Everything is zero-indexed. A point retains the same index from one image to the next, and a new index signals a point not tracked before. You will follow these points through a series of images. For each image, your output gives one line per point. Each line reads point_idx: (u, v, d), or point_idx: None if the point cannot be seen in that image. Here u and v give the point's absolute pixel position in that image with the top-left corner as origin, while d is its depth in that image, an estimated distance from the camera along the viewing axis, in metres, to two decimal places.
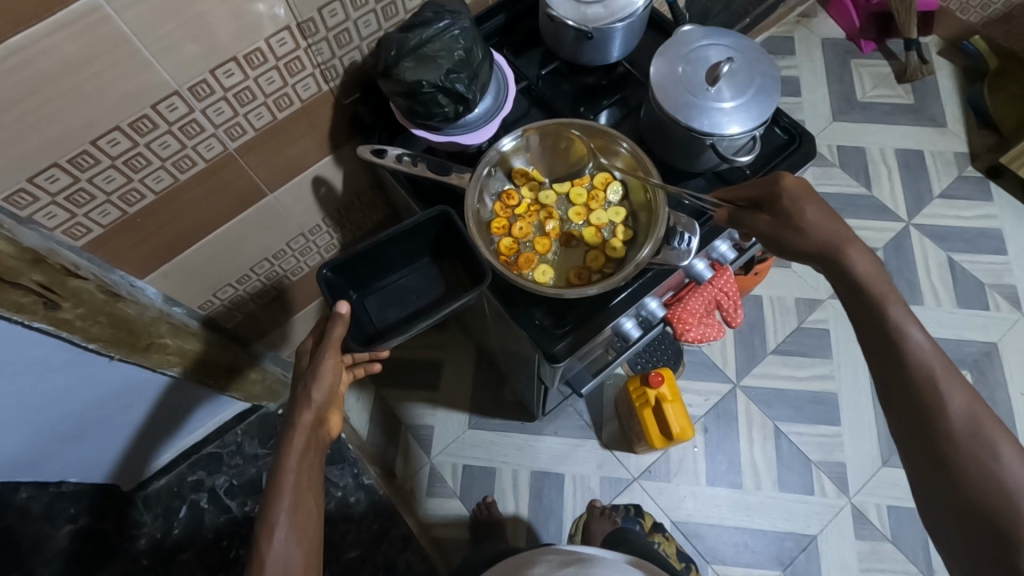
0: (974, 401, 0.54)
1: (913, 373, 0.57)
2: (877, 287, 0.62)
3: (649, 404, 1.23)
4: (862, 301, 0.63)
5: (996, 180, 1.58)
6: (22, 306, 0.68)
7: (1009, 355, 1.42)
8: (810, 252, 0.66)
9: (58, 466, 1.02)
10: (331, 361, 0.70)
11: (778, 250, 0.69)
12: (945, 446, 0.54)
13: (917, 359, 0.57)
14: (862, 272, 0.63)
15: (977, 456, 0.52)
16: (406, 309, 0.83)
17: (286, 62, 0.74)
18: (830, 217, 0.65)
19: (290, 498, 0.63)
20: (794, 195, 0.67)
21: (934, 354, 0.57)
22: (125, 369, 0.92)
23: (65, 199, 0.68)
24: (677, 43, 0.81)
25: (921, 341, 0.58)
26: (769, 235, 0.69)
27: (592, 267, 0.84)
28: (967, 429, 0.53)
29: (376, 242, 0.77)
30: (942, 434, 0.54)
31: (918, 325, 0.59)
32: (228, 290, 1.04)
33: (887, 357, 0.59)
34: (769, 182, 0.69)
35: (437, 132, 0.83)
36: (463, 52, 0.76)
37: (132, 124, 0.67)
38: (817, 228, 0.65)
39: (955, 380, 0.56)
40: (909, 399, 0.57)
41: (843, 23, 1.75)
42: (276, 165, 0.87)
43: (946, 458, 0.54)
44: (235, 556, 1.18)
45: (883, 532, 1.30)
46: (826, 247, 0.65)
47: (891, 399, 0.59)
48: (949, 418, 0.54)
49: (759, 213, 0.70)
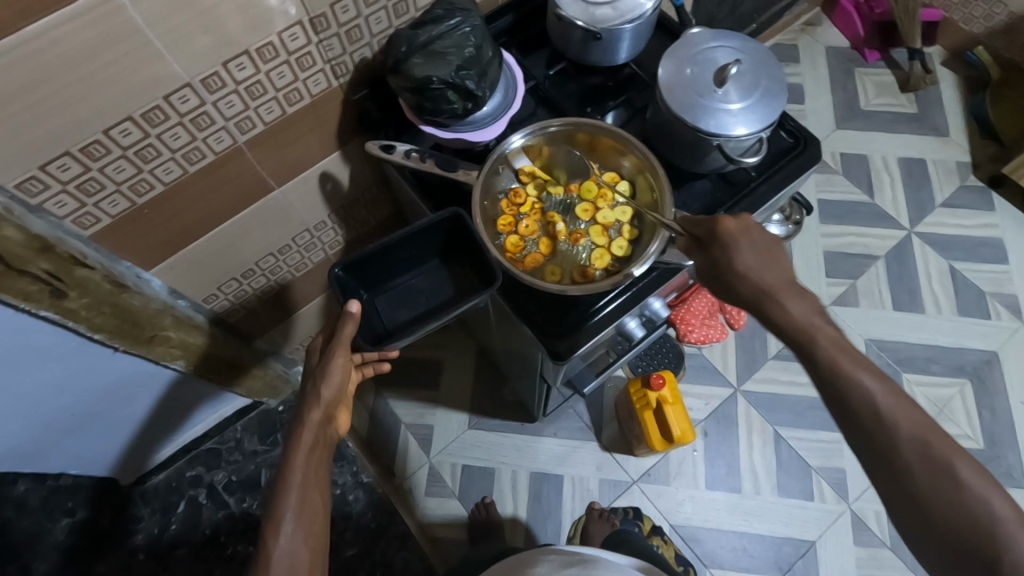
0: (924, 429, 0.55)
1: (859, 409, 0.58)
2: (805, 328, 0.63)
3: (649, 407, 1.24)
4: (796, 346, 0.64)
5: (998, 190, 1.58)
6: (29, 295, 0.70)
7: (1008, 364, 1.43)
8: (752, 298, 0.67)
9: (59, 457, 1.03)
10: (342, 360, 0.70)
11: (722, 291, 0.71)
12: (909, 479, 0.54)
13: (859, 396, 0.58)
14: (791, 318, 0.64)
15: (938, 483, 0.53)
16: (416, 309, 0.84)
17: (297, 56, 0.74)
18: (766, 261, 0.67)
19: (298, 493, 0.63)
20: (729, 238, 0.68)
21: (874, 387, 0.58)
22: (128, 362, 0.93)
23: (76, 188, 0.68)
24: (685, 44, 0.82)
25: (860, 375, 0.59)
26: (713, 276, 0.70)
27: (597, 265, 0.83)
28: (921, 458, 0.54)
29: (388, 242, 0.78)
30: (903, 469, 0.55)
31: (852, 359, 0.60)
32: (234, 285, 1.03)
33: (833, 398, 0.60)
34: (709, 223, 0.70)
35: (445, 128, 0.83)
36: (474, 49, 0.77)
37: (145, 114, 0.67)
38: (750, 276, 0.67)
39: (900, 408, 0.56)
40: (864, 435, 0.58)
41: (848, 32, 1.76)
42: (284, 160, 0.87)
43: (914, 492, 0.54)
44: (233, 554, 1.19)
45: (882, 539, 1.30)
46: (759, 296, 0.66)
47: (850, 438, 0.60)
48: (904, 450, 0.55)
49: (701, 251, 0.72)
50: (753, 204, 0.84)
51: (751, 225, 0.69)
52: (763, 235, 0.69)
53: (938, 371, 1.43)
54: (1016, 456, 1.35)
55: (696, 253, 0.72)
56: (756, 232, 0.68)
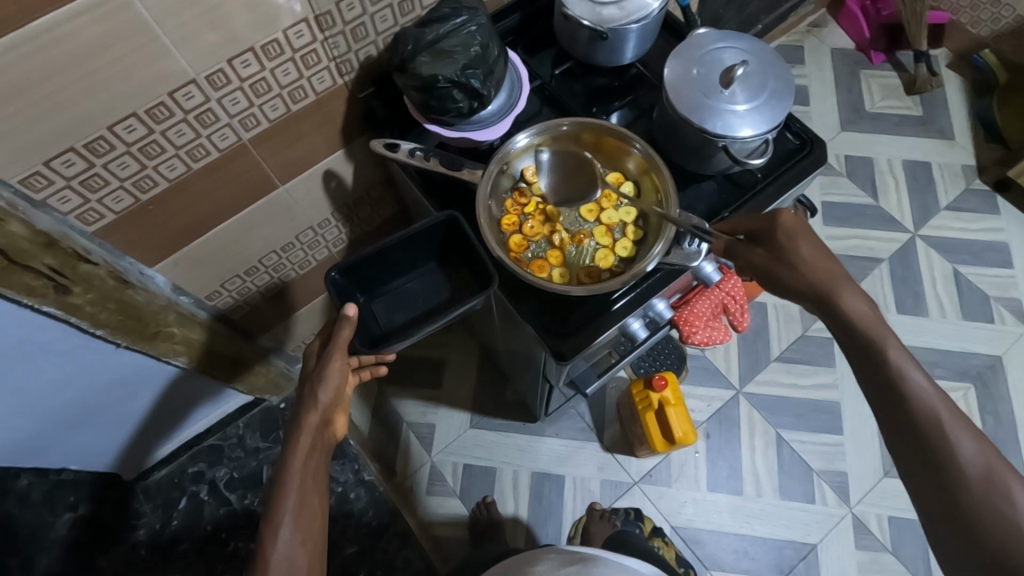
0: (986, 451, 0.53)
1: (921, 418, 0.56)
2: (869, 328, 0.62)
3: (652, 407, 1.23)
4: (858, 344, 0.62)
5: (1003, 194, 1.58)
6: (33, 290, 0.71)
7: (1013, 369, 1.42)
8: (809, 288, 0.65)
9: (61, 452, 1.03)
10: (338, 363, 0.70)
11: (772, 286, 0.69)
12: (962, 495, 0.52)
13: (923, 406, 0.56)
14: (859, 314, 0.63)
15: (993, 503, 0.51)
16: (413, 311, 0.84)
17: (302, 54, 0.74)
18: (825, 255, 0.66)
19: (295, 499, 0.63)
20: (793, 230, 0.67)
21: (938, 400, 0.56)
22: (130, 358, 0.93)
23: (80, 184, 0.68)
24: (692, 45, 0.81)
25: (923, 384, 0.57)
26: (767, 270, 0.69)
27: (601, 265, 0.83)
28: (980, 476, 0.52)
29: (385, 246, 0.78)
30: (956, 484, 0.53)
31: (918, 367, 0.58)
32: (237, 282, 1.02)
33: (890, 402, 0.58)
34: (768, 218, 0.70)
35: (451, 127, 0.83)
36: (480, 48, 0.77)
37: (149, 111, 0.67)
38: (813, 266, 0.65)
39: (963, 424, 0.55)
40: (920, 445, 0.55)
41: (854, 34, 1.75)
42: (289, 158, 0.87)
43: (962, 507, 0.52)
44: (233, 551, 1.19)
45: (884, 542, 1.29)
46: (819, 289, 0.65)
47: (899, 447, 0.58)
48: (963, 465, 0.53)
49: (755, 246, 0.70)
50: (759, 206, 0.83)
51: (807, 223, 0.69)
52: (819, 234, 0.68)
53: (942, 375, 1.43)
54: (1019, 461, 1.35)
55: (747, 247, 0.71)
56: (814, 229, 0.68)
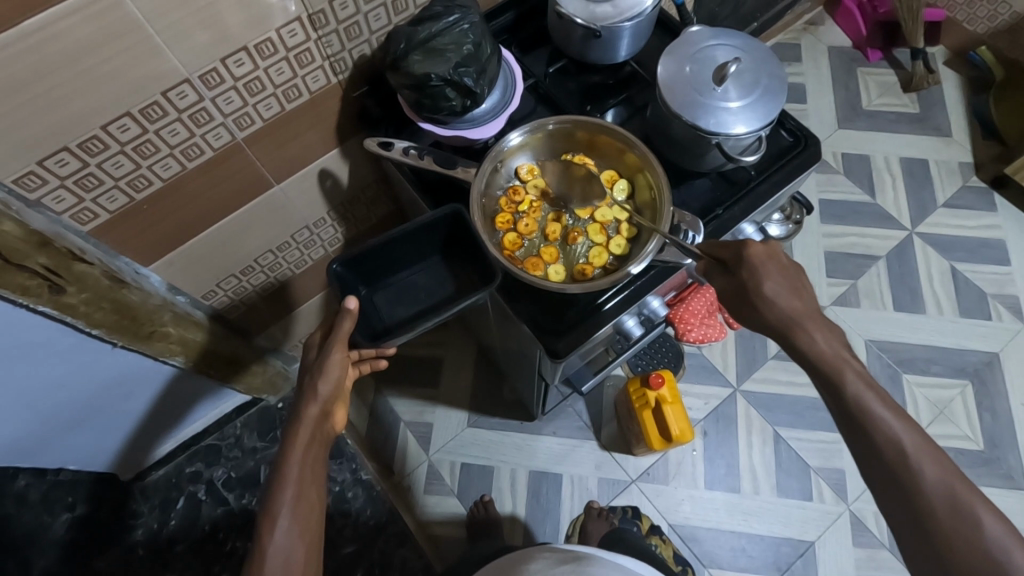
0: (950, 474, 0.55)
1: (884, 448, 0.57)
2: (831, 364, 0.63)
3: (648, 406, 1.24)
4: (822, 379, 0.63)
5: (1000, 191, 1.58)
6: (27, 289, 0.70)
7: (1009, 365, 1.42)
8: (776, 323, 0.67)
9: (57, 453, 1.03)
10: (339, 356, 0.69)
11: (746, 320, 0.70)
12: (930, 524, 0.54)
13: (885, 437, 0.58)
14: (817, 351, 0.64)
15: (954, 528, 0.53)
16: (414, 305, 0.84)
17: (295, 53, 0.74)
18: (791, 288, 0.68)
19: (294, 490, 0.63)
20: (758, 263, 0.68)
21: (900, 427, 0.58)
22: (126, 358, 0.93)
23: (74, 183, 0.68)
24: (685, 43, 0.81)
25: (886, 416, 0.59)
26: (736, 304, 0.70)
27: (595, 263, 0.83)
28: (947, 505, 0.54)
29: (389, 238, 0.78)
30: (924, 514, 0.54)
31: (879, 397, 0.60)
32: (233, 281, 1.02)
33: (857, 435, 0.60)
34: (737, 246, 0.70)
35: (445, 126, 0.83)
36: (473, 46, 0.76)
37: (143, 110, 0.67)
38: (773, 302, 0.67)
39: (923, 449, 0.56)
40: (887, 476, 0.57)
41: (851, 31, 1.75)
42: (284, 157, 0.87)
43: (932, 536, 0.53)
44: (231, 550, 1.19)
45: (881, 540, 1.30)
46: (782, 325, 0.67)
47: (870, 477, 0.59)
48: (923, 491, 0.55)
49: (726, 274, 0.71)
50: (752, 205, 0.83)
51: (778, 251, 0.70)
52: (789, 264, 0.69)
53: (938, 372, 1.43)
54: (1017, 458, 1.35)
55: (719, 275, 0.72)
56: (783, 259, 0.69)
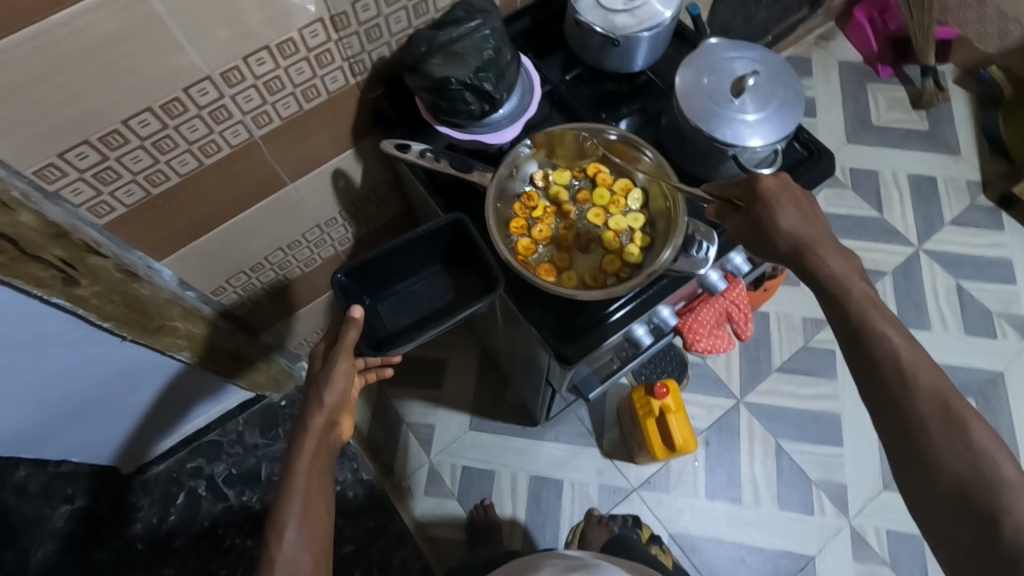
0: (944, 385, 0.56)
1: (881, 364, 0.58)
2: (840, 283, 0.64)
3: (652, 414, 1.23)
4: (829, 300, 0.64)
5: (1007, 210, 1.58)
6: (40, 280, 0.71)
7: (1013, 384, 1.42)
8: (787, 256, 0.67)
9: (60, 444, 1.03)
10: (345, 365, 0.71)
11: (760, 253, 0.69)
12: (919, 431, 0.55)
13: (884, 351, 0.59)
14: (828, 272, 0.64)
15: (946, 440, 0.54)
16: (417, 313, 0.86)
17: (316, 53, 0.75)
18: (805, 216, 0.67)
19: (300, 503, 0.62)
20: (773, 198, 0.67)
21: (901, 345, 0.58)
22: (134, 352, 0.93)
23: (93, 176, 0.69)
24: (703, 53, 0.82)
25: (888, 331, 0.60)
26: (750, 240, 0.69)
27: (608, 270, 0.83)
28: (938, 413, 0.55)
29: (391, 248, 0.80)
30: (915, 421, 0.55)
31: (882, 314, 0.61)
32: (242, 278, 1.02)
33: (858, 351, 0.61)
34: (750, 182, 0.69)
35: (461, 129, 0.83)
36: (493, 51, 0.77)
37: (164, 106, 0.67)
38: (789, 232, 0.66)
39: (923, 366, 0.57)
40: (880, 387, 0.58)
41: (862, 47, 1.76)
42: (300, 154, 0.87)
43: (921, 443, 0.55)
44: (230, 547, 1.19)
45: (881, 555, 1.29)
46: (796, 250, 0.66)
47: (867, 392, 0.60)
48: (922, 404, 0.56)
49: (741, 215, 0.70)
50: None
51: (792, 184, 0.69)
52: (801, 196, 0.68)
53: None
54: None
55: (732, 217, 0.71)
56: (796, 191, 0.68)
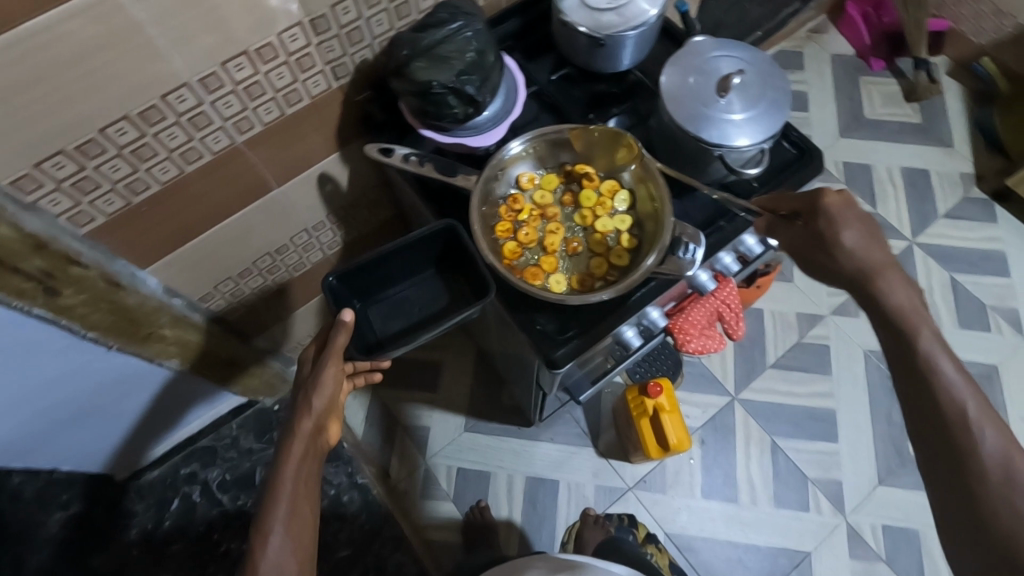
0: (1010, 443, 0.55)
1: (945, 410, 0.58)
2: (906, 315, 0.63)
3: (647, 414, 1.24)
4: (892, 330, 0.64)
5: (1001, 204, 1.58)
6: (22, 292, 0.69)
7: (1008, 379, 1.42)
8: (850, 275, 0.68)
9: (51, 453, 1.02)
10: (333, 369, 0.69)
11: (812, 267, 0.72)
12: (975, 485, 0.55)
13: (950, 399, 0.58)
14: (896, 301, 0.64)
15: (1005, 494, 0.53)
16: (409, 319, 0.84)
17: (297, 58, 0.74)
18: (869, 236, 0.68)
19: (286, 508, 0.62)
20: (837, 214, 0.68)
21: (964, 389, 0.58)
22: (122, 360, 0.92)
23: (71, 186, 0.68)
24: (689, 53, 0.81)
25: (955, 380, 0.59)
26: (805, 249, 0.72)
27: (595, 274, 0.83)
28: (1000, 470, 0.54)
29: (385, 253, 0.78)
30: (975, 475, 0.55)
31: (949, 356, 0.60)
32: (230, 284, 1.02)
33: (917, 391, 0.60)
34: (810, 198, 0.71)
35: (446, 133, 0.83)
36: (476, 54, 0.76)
37: (141, 114, 0.67)
38: (853, 253, 0.68)
39: (988, 415, 0.56)
40: (941, 433, 0.58)
41: (855, 40, 1.75)
42: (286, 159, 0.86)
43: (975, 496, 0.54)
44: (226, 551, 1.17)
45: (877, 552, 1.29)
46: (859, 273, 0.67)
47: (920, 434, 0.60)
48: (984, 459, 0.55)
49: (796, 224, 0.73)
50: None
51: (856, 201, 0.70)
52: (867, 216, 0.69)
53: None
54: None
55: (785, 227, 0.74)
56: (863, 209, 0.69)
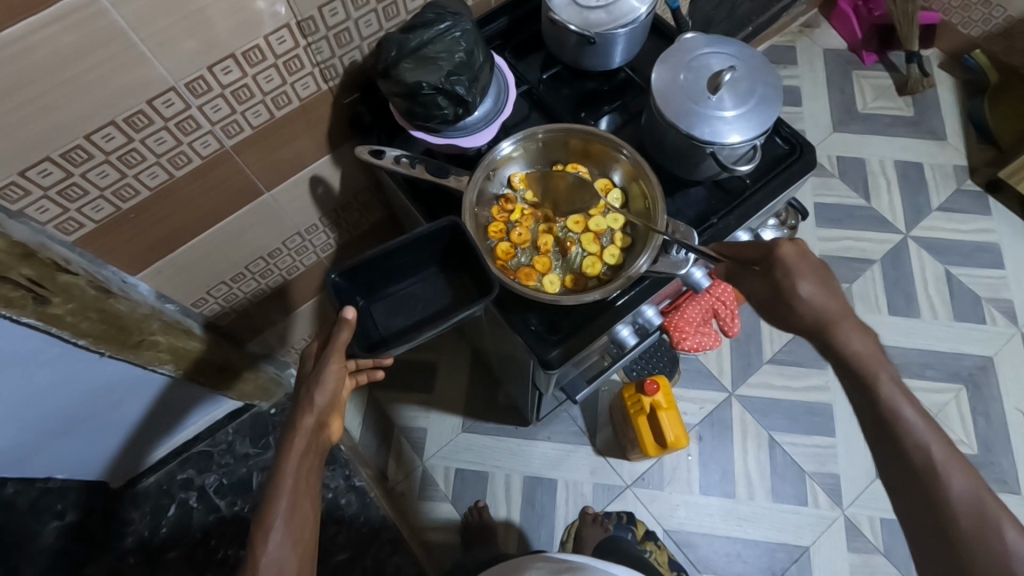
0: (976, 483, 0.55)
1: (912, 455, 0.57)
2: (863, 364, 0.61)
3: (643, 412, 1.23)
4: (850, 379, 0.62)
5: (995, 195, 1.58)
6: (10, 300, 0.70)
7: (1003, 370, 1.42)
8: (809, 330, 0.64)
9: (44, 462, 1.02)
10: (335, 366, 0.67)
11: (776, 320, 0.67)
12: (950, 529, 0.54)
13: (914, 442, 0.57)
14: (854, 352, 0.61)
15: (982, 538, 0.53)
16: (413, 317, 0.81)
17: (285, 60, 0.73)
18: (825, 287, 0.64)
19: (288, 501, 0.62)
20: (792, 265, 0.64)
21: (929, 435, 0.57)
22: (115, 367, 0.92)
23: (58, 194, 0.67)
24: (679, 50, 0.81)
25: (916, 423, 0.58)
26: (767, 303, 0.67)
27: (589, 273, 0.83)
28: (971, 512, 0.54)
29: (388, 250, 0.74)
30: (947, 519, 0.54)
31: (910, 402, 0.59)
32: (223, 289, 1.01)
33: (882, 435, 0.59)
34: (767, 247, 0.67)
35: (437, 134, 0.82)
36: (464, 54, 0.76)
37: (128, 119, 0.66)
38: (812, 305, 0.63)
39: (955, 460, 0.56)
40: (909, 477, 0.57)
41: (846, 35, 1.75)
42: (276, 162, 0.86)
43: (951, 541, 0.54)
44: (223, 558, 1.18)
45: (875, 545, 1.29)
46: (817, 327, 0.63)
47: (890, 477, 0.59)
48: (953, 502, 0.54)
49: (755, 275, 0.68)
50: (746, 214, 0.83)
51: (808, 250, 0.66)
52: (821, 263, 0.65)
53: (933, 376, 1.43)
54: (1010, 462, 1.35)
55: (745, 277, 0.69)
56: (814, 257, 0.65)
